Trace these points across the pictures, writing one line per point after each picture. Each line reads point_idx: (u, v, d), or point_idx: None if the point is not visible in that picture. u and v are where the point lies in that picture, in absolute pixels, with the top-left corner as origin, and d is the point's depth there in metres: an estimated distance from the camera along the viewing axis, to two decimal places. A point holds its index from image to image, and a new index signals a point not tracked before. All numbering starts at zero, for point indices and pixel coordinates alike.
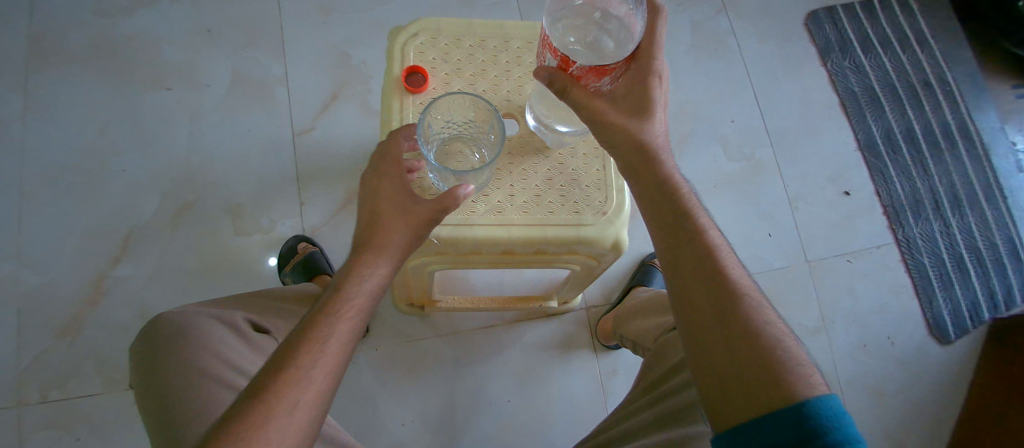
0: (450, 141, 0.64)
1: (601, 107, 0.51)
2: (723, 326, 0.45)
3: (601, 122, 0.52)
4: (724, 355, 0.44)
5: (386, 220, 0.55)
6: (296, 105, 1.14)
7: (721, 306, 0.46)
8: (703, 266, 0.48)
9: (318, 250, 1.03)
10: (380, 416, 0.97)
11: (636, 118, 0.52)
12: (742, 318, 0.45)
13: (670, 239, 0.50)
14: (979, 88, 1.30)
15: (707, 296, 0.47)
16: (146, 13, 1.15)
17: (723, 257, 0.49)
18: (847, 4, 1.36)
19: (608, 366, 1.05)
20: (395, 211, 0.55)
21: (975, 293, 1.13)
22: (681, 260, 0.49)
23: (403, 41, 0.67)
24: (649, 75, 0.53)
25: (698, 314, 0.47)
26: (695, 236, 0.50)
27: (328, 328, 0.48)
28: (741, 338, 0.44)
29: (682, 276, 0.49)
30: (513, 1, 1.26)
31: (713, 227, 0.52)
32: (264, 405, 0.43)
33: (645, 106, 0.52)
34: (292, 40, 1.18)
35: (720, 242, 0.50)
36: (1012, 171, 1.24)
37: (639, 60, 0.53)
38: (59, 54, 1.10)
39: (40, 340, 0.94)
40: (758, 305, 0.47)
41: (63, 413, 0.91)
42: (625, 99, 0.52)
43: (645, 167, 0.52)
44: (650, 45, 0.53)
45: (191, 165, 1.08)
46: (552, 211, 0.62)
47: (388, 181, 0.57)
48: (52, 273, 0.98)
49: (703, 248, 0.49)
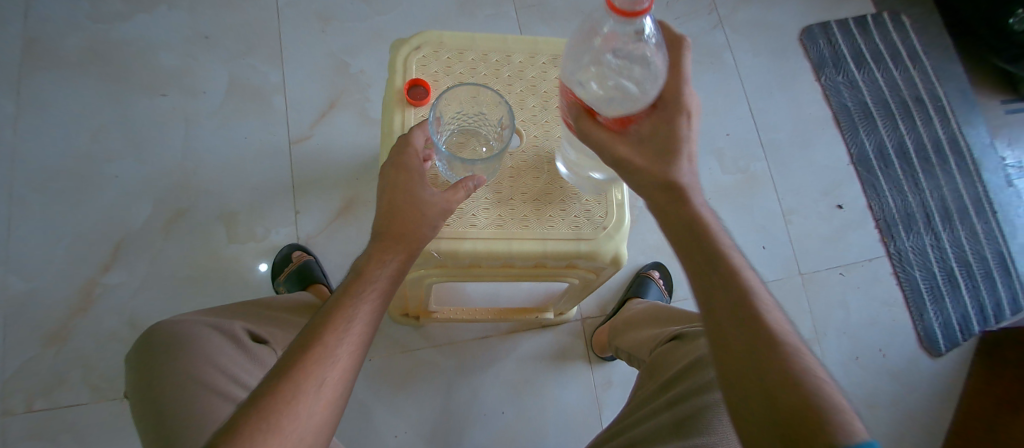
0: (459, 132, 0.66)
1: (622, 152, 0.49)
2: (760, 372, 0.42)
3: (623, 165, 0.49)
4: (761, 405, 0.42)
5: (415, 209, 0.54)
6: (294, 113, 1.13)
7: (756, 351, 0.43)
8: (737, 309, 0.45)
9: (313, 259, 1.02)
10: (373, 427, 0.96)
11: (663, 158, 0.49)
12: (780, 365, 0.42)
13: (703, 281, 0.48)
14: (969, 104, 1.32)
15: (743, 340, 0.44)
16: (144, 19, 1.15)
17: (759, 299, 0.46)
18: (840, 21, 1.38)
19: (604, 378, 1.05)
20: (420, 200, 0.54)
21: (965, 306, 1.15)
22: (713, 301, 0.47)
23: (405, 55, 0.67)
24: (676, 113, 0.49)
25: (732, 360, 0.44)
26: (728, 276, 0.47)
27: (351, 309, 0.49)
28: (781, 386, 0.41)
29: (714, 320, 0.46)
30: (512, 12, 1.27)
31: (747, 267, 0.48)
32: (293, 381, 0.43)
33: (673, 145, 0.49)
34: (291, 48, 1.17)
35: (755, 283, 0.47)
36: (1001, 186, 1.26)
37: (664, 99, 0.50)
38: (53, 58, 1.09)
39: (26, 349, 0.93)
40: (796, 350, 0.43)
41: (49, 423, 0.89)
42: (651, 141, 0.50)
43: (673, 208, 0.49)
44: (675, 82, 0.50)
45: (186, 171, 1.07)
46: (552, 226, 0.62)
47: (412, 170, 0.56)
48: (40, 280, 0.97)
49: (737, 289, 0.46)
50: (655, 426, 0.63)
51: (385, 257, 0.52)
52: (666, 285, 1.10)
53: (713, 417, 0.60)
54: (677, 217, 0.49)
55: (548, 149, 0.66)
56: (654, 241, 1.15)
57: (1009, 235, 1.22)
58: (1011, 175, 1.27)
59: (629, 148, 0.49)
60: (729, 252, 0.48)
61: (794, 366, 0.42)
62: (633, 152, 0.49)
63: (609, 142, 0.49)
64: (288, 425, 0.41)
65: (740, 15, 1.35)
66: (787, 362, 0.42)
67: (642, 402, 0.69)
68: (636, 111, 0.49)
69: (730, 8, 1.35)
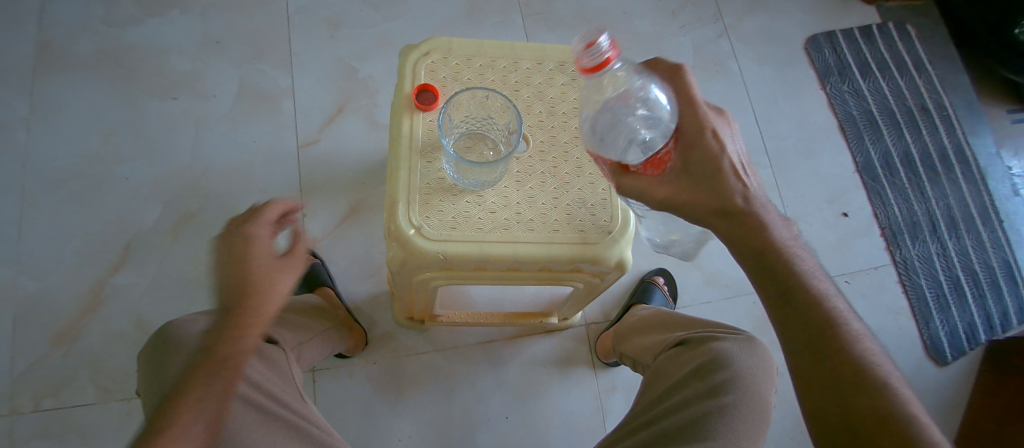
0: (467, 136, 0.68)
1: (660, 193, 0.51)
2: (852, 402, 0.47)
3: (669, 205, 0.52)
4: (852, 431, 0.47)
5: (266, 280, 0.51)
6: (302, 117, 1.15)
7: (847, 381, 0.48)
8: (823, 340, 0.50)
9: (319, 262, 1.03)
10: (376, 430, 0.96)
11: (706, 191, 0.51)
12: (873, 395, 0.47)
13: (780, 307, 0.52)
14: (975, 113, 1.32)
15: (824, 363, 0.50)
16: (156, 24, 1.17)
17: (844, 328, 0.50)
18: (846, 30, 1.39)
19: (607, 384, 1.05)
20: (264, 269, 0.51)
21: (972, 316, 1.14)
22: (799, 331, 0.51)
23: (414, 60, 0.68)
24: (709, 142, 0.51)
25: (821, 388, 0.49)
26: (815, 307, 0.51)
27: (193, 406, 0.46)
28: (875, 417, 0.46)
29: (801, 349, 0.51)
30: (519, 20, 1.28)
31: (819, 284, 0.52)
32: None
33: (712, 176, 0.51)
34: (300, 53, 1.19)
35: (830, 302, 0.51)
36: (1008, 195, 1.26)
37: (694, 127, 0.51)
38: (67, 62, 1.11)
39: (34, 348, 0.93)
40: (885, 379, 0.48)
41: (56, 422, 0.90)
42: (690, 175, 0.51)
43: (740, 236, 0.52)
44: (694, 107, 0.52)
45: (195, 174, 1.08)
46: (558, 230, 0.63)
47: (254, 242, 0.52)
48: (51, 280, 0.98)
49: (825, 320, 0.50)
50: (660, 431, 0.62)
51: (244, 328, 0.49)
52: (670, 291, 1.10)
53: (717, 423, 0.60)
54: (757, 248, 0.52)
55: (554, 154, 0.67)
56: (658, 247, 1.16)
57: (1016, 245, 1.21)
58: (1017, 184, 1.27)
59: (670, 187, 0.51)
60: (812, 281, 0.52)
61: (883, 395, 0.47)
62: (674, 189, 0.51)
63: (648, 184, 0.52)
64: None
65: (744, 24, 1.36)
66: (877, 392, 0.47)
67: (644, 408, 0.68)
68: (663, 147, 0.52)
69: (735, 17, 1.36)
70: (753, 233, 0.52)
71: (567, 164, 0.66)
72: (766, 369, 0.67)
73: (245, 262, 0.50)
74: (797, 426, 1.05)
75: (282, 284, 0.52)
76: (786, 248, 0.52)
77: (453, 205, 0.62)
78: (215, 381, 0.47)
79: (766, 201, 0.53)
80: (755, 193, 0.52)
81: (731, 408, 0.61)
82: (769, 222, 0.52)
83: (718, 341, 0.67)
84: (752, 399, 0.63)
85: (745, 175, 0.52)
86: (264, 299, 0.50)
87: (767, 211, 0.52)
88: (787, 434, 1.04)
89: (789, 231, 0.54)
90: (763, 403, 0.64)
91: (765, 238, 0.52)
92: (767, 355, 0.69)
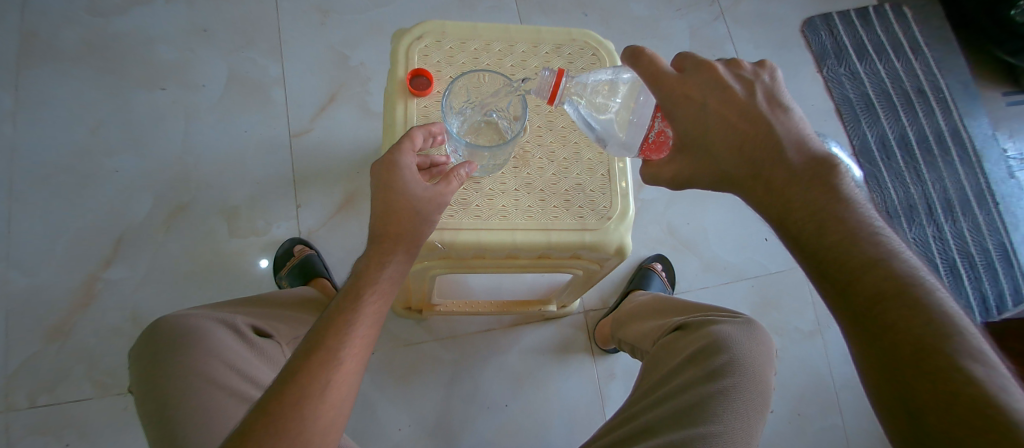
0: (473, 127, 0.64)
1: (666, 174, 0.52)
2: (914, 383, 0.38)
3: (682, 181, 0.52)
4: (912, 420, 0.38)
5: (407, 215, 0.52)
6: (295, 107, 1.13)
7: (906, 358, 0.38)
8: (875, 312, 0.40)
9: (314, 253, 1.02)
10: (376, 420, 0.96)
11: (707, 159, 0.50)
12: (942, 375, 0.37)
13: (820, 270, 0.44)
14: (972, 96, 1.32)
15: (880, 337, 0.40)
16: (142, 12, 1.14)
17: (909, 293, 0.40)
18: (842, 12, 1.37)
19: (606, 370, 1.05)
20: (411, 195, 0.52)
21: (967, 297, 1.15)
22: (842, 302, 0.42)
23: (407, 44, 0.67)
24: (685, 109, 0.49)
25: (873, 367, 0.40)
26: (863, 272, 0.41)
27: (354, 310, 0.48)
28: (943, 400, 0.36)
29: (847, 323, 0.42)
30: (512, 5, 1.26)
31: (880, 240, 0.43)
32: (296, 386, 0.43)
33: (704, 143, 0.49)
34: (290, 41, 1.17)
35: (892, 258, 0.42)
36: (1003, 177, 1.26)
37: (664, 99, 0.50)
38: (51, 51, 1.08)
39: (29, 344, 0.92)
40: (963, 352, 0.37)
41: (53, 418, 0.89)
42: (684, 149, 0.51)
43: (767, 192, 0.47)
44: (656, 79, 0.50)
45: (186, 166, 1.07)
46: (556, 216, 0.62)
47: (403, 166, 0.53)
48: (42, 276, 0.96)
49: (879, 287, 0.41)
50: (665, 414, 0.61)
51: (384, 260, 0.51)
52: (668, 277, 1.10)
53: (717, 406, 0.60)
54: (781, 211, 0.46)
55: (552, 140, 0.66)
56: (656, 234, 1.15)
57: (1011, 227, 1.22)
58: (1013, 166, 1.27)
59: (673, 166, 0.52)
60: (865, 239, 0.43)
61: (960, 375, 0.36)
62: (677, 166, 0.51)
63: (655, 168, 0.53)
64: (293, 427, 0.42)
65: (741, 7, 1.35)
66: (950, 370, 0.37)
67: (647, 392, 0.67)
68: (652, 126, 0.55)
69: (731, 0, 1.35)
70: (771, 195, 0.47)
71: (566, 149, 0.66)
72: (765, 353, 0.67)
73: (392, 192, 0.52)
74: (796, 409, 1.06)
75: (421, 225, 0.53)
76: (823, 205, 0.45)
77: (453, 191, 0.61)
78: (372, 291, 0.50)
79: (789, 147, 0.47)
80: (766, 144, 0.47)
81: (727, 392, 0.61)
82: (794, 177, 0.46)
83: (717, 324, 0.67)
84: (750, 383, 0.63)
85: (743, 125, 0.48)
86: (407, 225, 0.52)
87: (790, 162, 0.47)
88: (786, 417, 1.05)
89: (826, 180, 0.46)
90: (763, 386, 0.64)
91: (792, 194, 0.46)
92: (767, 339, 0.70)
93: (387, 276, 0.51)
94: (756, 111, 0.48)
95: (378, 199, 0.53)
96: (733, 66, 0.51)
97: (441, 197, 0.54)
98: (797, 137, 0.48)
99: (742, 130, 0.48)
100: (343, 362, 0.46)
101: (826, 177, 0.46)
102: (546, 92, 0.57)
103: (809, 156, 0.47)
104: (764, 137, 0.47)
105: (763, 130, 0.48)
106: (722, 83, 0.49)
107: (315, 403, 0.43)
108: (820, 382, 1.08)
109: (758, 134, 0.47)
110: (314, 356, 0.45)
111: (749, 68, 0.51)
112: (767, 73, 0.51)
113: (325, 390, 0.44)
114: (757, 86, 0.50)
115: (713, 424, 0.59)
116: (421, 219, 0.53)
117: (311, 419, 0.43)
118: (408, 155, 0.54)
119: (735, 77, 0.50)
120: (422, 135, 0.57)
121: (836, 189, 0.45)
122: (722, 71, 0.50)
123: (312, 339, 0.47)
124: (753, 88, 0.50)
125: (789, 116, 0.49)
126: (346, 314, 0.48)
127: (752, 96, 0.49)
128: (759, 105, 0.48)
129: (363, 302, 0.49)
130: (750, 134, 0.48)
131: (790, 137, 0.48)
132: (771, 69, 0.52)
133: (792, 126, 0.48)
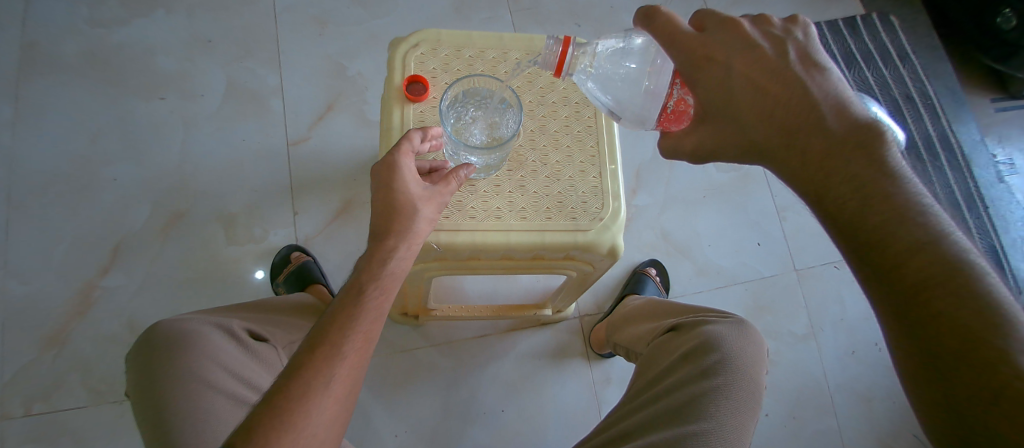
0: (472, 123, 0.64)
1: (688, 146, 0.51)
2: (955, 376, 0.38)
3: (704, 154, 0.51)
4: (952, 414, 0.38)
5: (405, 213, 0.53)
6: (293, 116, 1.14)
7: (952, 354, 0.38)
8: (919, 300, 0.39)
9: (311, 260, 1.03)
10: (373, 427, 0.96)
11: (735, 129, 0.48)
12: (989, 368, 0.36)
13: (857, 255, 0.42)
14: (960, 102, 1.35)
15: (926, 327, 0.39)
16: (142, 23, 1.15)
17: (957, 280, 0.38)
18: (830, 21, 1.40)
19: (602, 375, 1.06)
20: (409, 195, 0.53)
21: None
22: (882, 290, 0.41)
23: (403, 52, 0.69)
24: (709, 71, 0.47)
25: (911, 358, 0.41)
26: (908, 257, 0.40)
27: (355, 307, 0.49)
28: (988, 393, 0.36)
29: (884, 310, 0.42)
30: (507, 16, 1.28)
31: (930, 215, 0.41)
32: (301, 379, 0.44)
33: (729, 109, 0.47)
34: (288, 51, 1.18)
35: (944, 235, 0.40)
36: (992, 180, 1.29)
37: (684, 63, 0.48)
38: (51, 61, 1.10)
39: (24, 352, 0.92)
40: (1013, 344, 0.36)
41: (47, 427, 0.89)
42: (706, 119, 0.49)
43: (818, 165, 0.44)
44: (672, 40, 0.49)
45: (184, 174, 1.08)
46: (551, 218, 0.63)
47: (403, 167, 0.54)
48: (38, 284, 0.97)
49: (923, 274, 0.39)
50: (660, 412, 0.62)
51: (387, 257, 0.52)
52: (663, 282, 1.11)
53: (708, 405, 0.61)
54: (820, 188, 0.45)
55: (546, 142, 0.68)
56: (650, 239, 1.17)
57: (1000, 230, 1.24)
58: (1000, 170, 1.30)
59: (695, 137, 0.50)
60: (915, 217, 0.41)
61: (1008, 369, 0.36)
62: (700, 137, 0.50)
63: (676, 140, 0.52)
64: (299, 421, 0.43)
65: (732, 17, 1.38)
66: (997, 362, 0.36)
67: (644, 387, 0.68)
68: (671, 95, 0.56)
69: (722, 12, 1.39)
70: (809, 170, 0.45)
71: (558, 152, 0.67)
72: (757, 351, 0.69)
73: (392, 192, 0.53)
74: (791, 412, 1.06)
75: (419, 224, 0.54)
76: (868, 181, 0.42)
77: (463, 194, 0.63)
78: (372, 290, 0.50)
79: (827, 112, 0.45)
80: (802, 112, 0.45)
81: (720, 389, 0.62)
82: (834, 148, 0.44)
83: (708, 324, 0.68)
84: (744, 381, 0.64)
85: (774, 89, 0.46)
86: (407, 223, 0.53)
87: (828, 128, 0.44)
88: (782, 420, 1.06)
89: (869, 151, 0.43)
90: (754, 385, 0.65)
91: (827, 175, 0.44)
92: (758, 339, 0.71)
93: (389, 272, 0.52)
94: (788, 72, 0.46)
95: (379, 198, 0.54)
96: (762, 23, 0.49)
97: (438, 198, 0.56)
98: (836, 98, 0.45)
99: (772, 96, 0.46)
100: (347, 357, 0.47)
101: (869, 148, 0.43)
102: (552, 65, 0.58)
103: (851, 122, 0.44)
104: (799, 101, 0.45)
105: (798, 94, 0.45)
106: (749, 41, 0.47)
107: (319, 396, 0.44)
108: (815, 385, 1.09)
109: (794, 99, 0.45)
110: (319, 352, 0.46)
111: (779, 25, 0.49)
112: (799, 30, 0.49)
113: (330, 383, 0.45)
114: (787, 43, 0.47)
115: (704, 422, 0.59)
116: (421, 216, 0.54)
117: (317, 413, 0.44)
118: (406, 154, 0.56)
119: (763, 34, 0.48)
120: (416, 137, 0.58)
121: (883, 164, 0.43)
122: (749, 28, 0.48)
123: (314, 334, 0.48)
124: (784, 47, 0.47)
125: (824, 76, 0.46)
126: (349, 311, 0.49)
127: (783, 55, 0.47)
128: (792, 65, 0.46)
129: (365, 298, 0.50)
130: (781, 101, 0.45)
131: (829, 101, 0.45)
132: (803, 25, 0.49)
133: (830, 87, 0.46)
